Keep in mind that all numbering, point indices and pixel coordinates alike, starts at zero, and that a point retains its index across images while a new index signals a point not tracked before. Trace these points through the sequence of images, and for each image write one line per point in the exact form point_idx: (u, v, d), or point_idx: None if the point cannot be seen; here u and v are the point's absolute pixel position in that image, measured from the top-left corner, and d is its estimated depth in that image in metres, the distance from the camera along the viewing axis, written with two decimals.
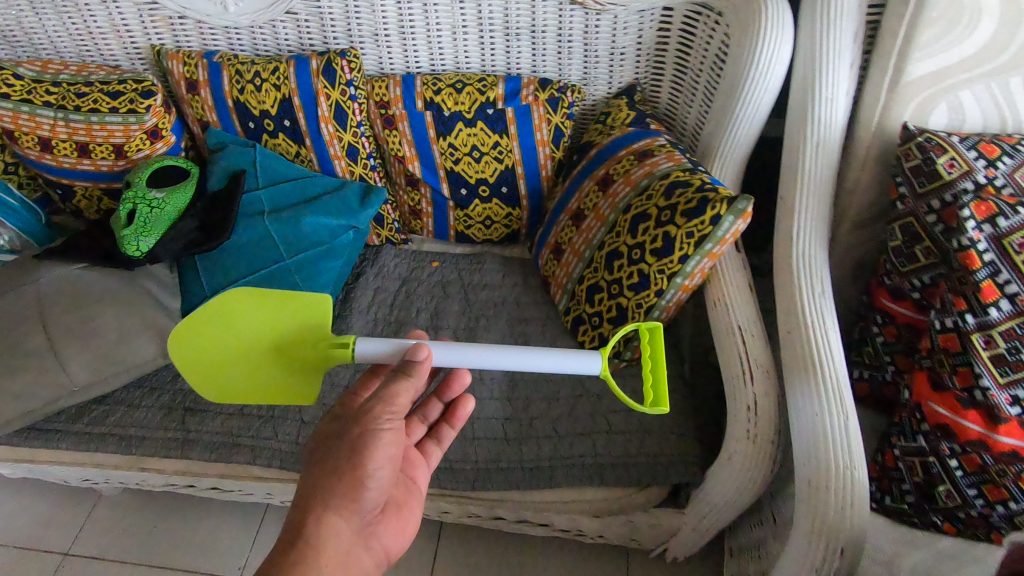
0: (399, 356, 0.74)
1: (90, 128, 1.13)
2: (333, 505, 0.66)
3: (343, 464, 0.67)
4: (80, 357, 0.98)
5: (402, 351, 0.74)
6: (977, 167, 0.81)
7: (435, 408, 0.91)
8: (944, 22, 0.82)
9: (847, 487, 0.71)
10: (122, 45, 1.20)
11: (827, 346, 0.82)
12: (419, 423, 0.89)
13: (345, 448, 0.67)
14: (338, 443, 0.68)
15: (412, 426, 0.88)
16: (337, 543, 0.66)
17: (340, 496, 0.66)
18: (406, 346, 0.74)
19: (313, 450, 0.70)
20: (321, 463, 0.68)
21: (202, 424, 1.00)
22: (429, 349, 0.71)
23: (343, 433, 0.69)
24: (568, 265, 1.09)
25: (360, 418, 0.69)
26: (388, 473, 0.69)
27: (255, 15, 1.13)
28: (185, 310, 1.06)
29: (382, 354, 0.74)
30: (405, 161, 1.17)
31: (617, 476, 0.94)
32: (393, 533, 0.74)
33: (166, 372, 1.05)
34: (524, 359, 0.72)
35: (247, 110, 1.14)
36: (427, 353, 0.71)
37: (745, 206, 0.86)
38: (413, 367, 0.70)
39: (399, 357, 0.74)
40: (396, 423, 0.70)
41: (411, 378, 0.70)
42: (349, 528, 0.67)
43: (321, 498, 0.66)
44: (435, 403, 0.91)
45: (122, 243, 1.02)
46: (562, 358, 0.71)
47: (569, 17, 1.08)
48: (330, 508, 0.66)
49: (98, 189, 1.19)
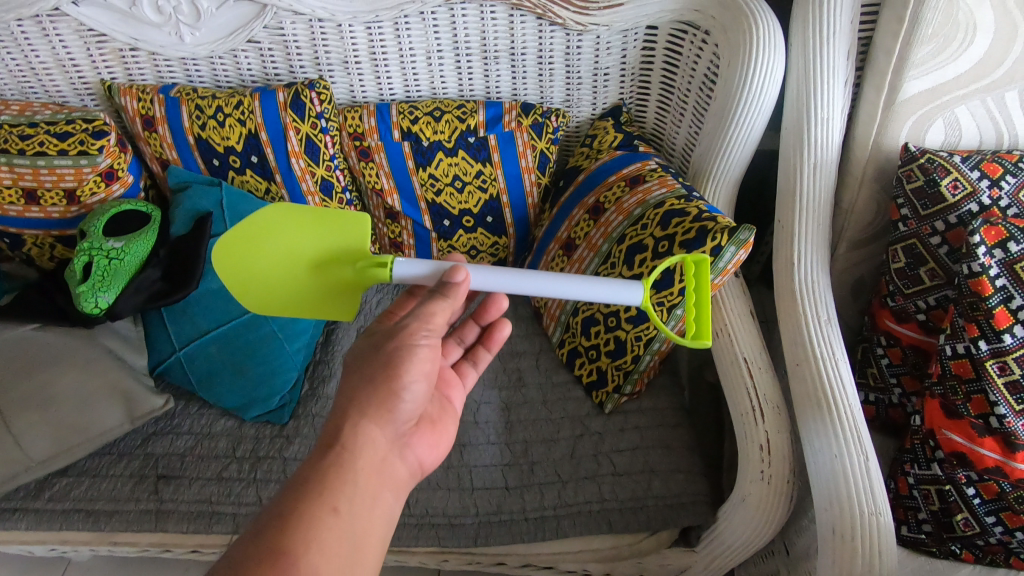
0: (436, 279, 0.68)
1: (37, 173, 1.05)
2: (369, 415, 0.63)
3: (379, 374, 0.64)
4: (38, 429, 0.90)
5: (440, 273, 0.68)
6: (981, 188, 0.79)
7: (471, 331, 0.90)
8: (937, 40, 0.80)
9: (874, 535, 0.68)
10: (69, 80, 1.11)
11: (839, 380, 0.79)
12: (454, 346, 0.88)
13: (381, 358, 0.64)
14: (375, 353, 0.65)
15: (447, 348, 0.87)
16: (372, 451, 0.63)
17: (377, 403, 0.63)
18: (443, 268, 0.68)
19: (349, 361, 0.67)
20: (360, 369, 0.66)
21: (178, 492, 0.92)
22: (467, 273, 0.66)
23: (381, 343, 0.66)
24: (560, 296, 1.04)
25: (396, 331, 0.66)
26: (424, 388, 0.66)
27: (214, 45, 1.06)
28: (155, 366, 1.01)
29: (420, 277, 0.68)
30: (383, 194, 1.12)
31: (626, 522, 0.89)
32: (428, 445, 0.70)
33: (135, 436, 0.97)
34: (566, 283, 0.65)
35: (210, 147, 1.07)
36: (465, 276, 0.65)
37: (747, 236, 0.82)
38: (451, 290, 0.65)
39: (435, 279, 0.68)
40: (433, 340, 0.66)
41: (449, 300, 0.65)
42: (385, 439, 0.64)
43: (356, 406, 0.63)
44: (472, 325, 0.90)
45: (78, 300, 0.93)
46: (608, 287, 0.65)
47: (549, 38, 1.03)
48: (365, 416, 0.63)
49: (50, 236, 1.10)
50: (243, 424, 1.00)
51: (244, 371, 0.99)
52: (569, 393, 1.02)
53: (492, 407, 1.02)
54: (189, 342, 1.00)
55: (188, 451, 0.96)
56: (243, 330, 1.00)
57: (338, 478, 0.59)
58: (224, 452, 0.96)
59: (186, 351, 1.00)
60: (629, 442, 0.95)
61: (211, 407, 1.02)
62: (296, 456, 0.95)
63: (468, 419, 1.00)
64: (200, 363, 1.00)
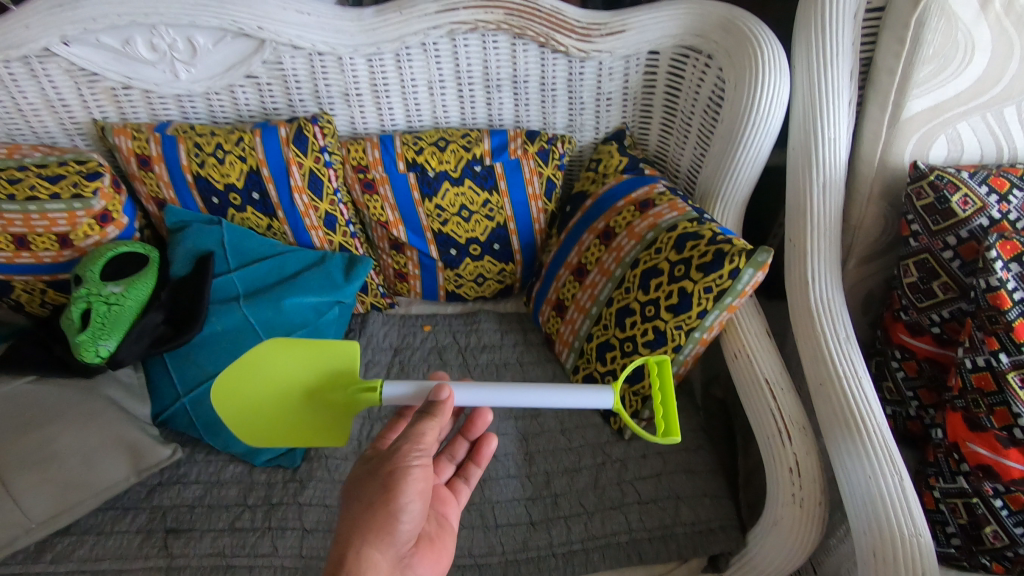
0: (421, 398, 0.71)
1: (28, 219, 1.01)
2: (369, 541, 0.59)
3: (376, 497, 0.61)
4: (39, 487, 0.86)
5: (424, 391, 0.70)
6: (991, 203, 0.81)
7: (461, 446, 0.85)
8: (938, 58, 0.81)
9: (916, 556, 0.67)
10: (59, 120, 1.09)
11: (864, 397, 0.79)
12: (447, 463, 0.83)
13: (378, 482, 0.61)
14: (370, 477, 0.62)
15: (438, 467, 0.82)
16: None
17: (377, 529, 0.59)
18: (427, 387, 0.71)
19: (346, 489, 0.64)
20: (357, 496, 0.62)
21: (190, 546, 0.87)
22: (451, 389, 0.67)
23: (377, 466, 0.63)
24: (574, 322, 1.03)
25: (388, 454, 0.63)
26: (421, 507, 0.63)
27: (211, 81, 1.04)
28: (159, 412, 0.99)
29: (404, 397, 0.70)
30: (388, 226, 1.10)
31: (656, 551, 0.87)
32: (428, 563, 0.67)
33: (139, 489, 0.93)
34: (538, 396, 0.69)
35: (209, 184, 1.04)
36: (450, 392, 0.66)
37: (766, 258, 0.82)
38: (438, 407, 0.65)
39: (421, 397, 0.70)
40: (426, 460, 0.63)
41: (436, 419, 0.64)
42: (388, 564, 0.60)
43: (357, 533, 0.59)
44: (460, 441, 0.85)
45: (79, 351, 0.91)
46: (571, 395, 0.68)
47: (552, 66, 1.03)
48: (367, 543, 0.58)
49: (41, 281, 1.06)
50: (253, 469, 0.96)
51: None
52: (587, 420, 1.01)
53: (509, 439, 0.99)
54: (194, 387, 0.97)
55: (197, 501, 0.92)
56: None
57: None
58: (236, 500, 0.92)
59: (192, 398, 0.97)
60: (652, 469, 0.94)
61: (219, 453, 0.98)
62: (312, 501, 0.91)
63: None
64: (207, 409, 0.96)
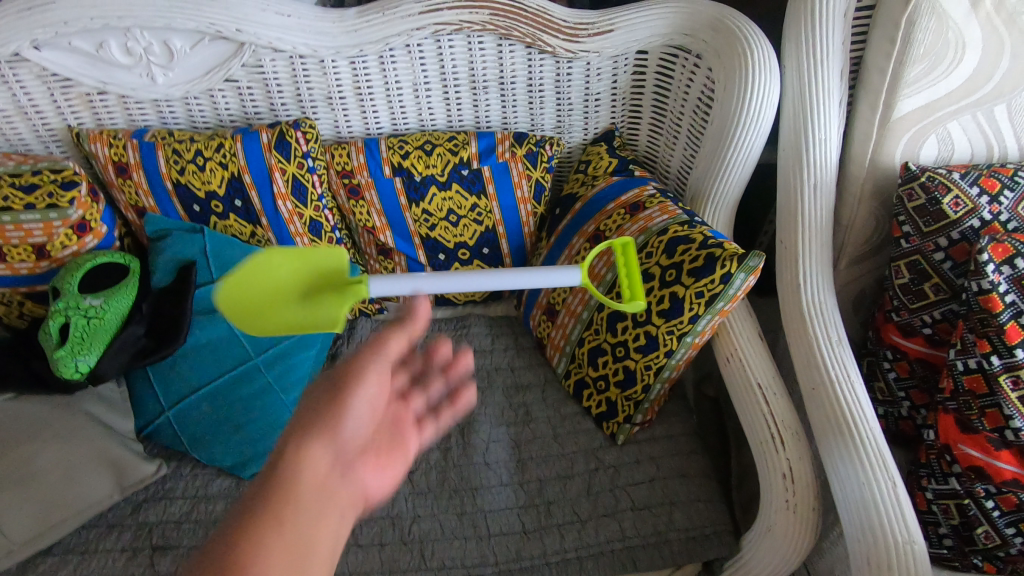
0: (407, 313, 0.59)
1: (3, 229, 0.98)
2: (310, 431, 0.52)
3: (323, 399, 0.54)
4: (20, 507, 0.83)
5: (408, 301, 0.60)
6: (982, 204, 0.81)
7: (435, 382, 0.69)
8: (929, 58, 0.79)
9: (910, 563, 0.66)
10: (33, 127, 1.06)
11: (856, 401, 0.78)
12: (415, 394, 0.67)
13: (328, 386, 0.55)
14: (321, 382, 0.56)
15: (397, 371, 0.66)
16: (309, 479, 0.50)
17: (319, 421, 0.52)
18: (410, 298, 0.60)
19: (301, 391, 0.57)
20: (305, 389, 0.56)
21: (177, 564, 0.85)
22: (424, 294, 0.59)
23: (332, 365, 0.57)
24: (565, 327, 1.01)
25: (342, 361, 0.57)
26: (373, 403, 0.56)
27: (189, 85, 1.01)
28: (144, 425, 0.97)
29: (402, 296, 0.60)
30: (375, 231, 1.09)
31: (650, 558, 0.87)
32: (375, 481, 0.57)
33: (124, 506, 0.91)
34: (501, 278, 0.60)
35: (189, 192, 1.02)
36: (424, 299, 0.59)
37: (757, 263, 0.80)
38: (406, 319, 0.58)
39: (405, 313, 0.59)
40: (383, 363, 0.57)
41: (402, 329, 0.58)
42: (328, 461, 0.52)
43: (297, 427, 0.52)
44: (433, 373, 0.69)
45: (57, 366, 0.89)
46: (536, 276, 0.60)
47: (539, 67, 1.02)
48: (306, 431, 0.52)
49: (18, 293, 1.03)
50: (241, 482, 0.94)
51: (237, 427, 0.94)
52: (579, 426, 1.00)
53: (501, 445, 0.98)
54: (179, 401, 0.96)
55: (184, 517, 0.90)
56: (237, 385, 0.96)
57: (274, 517, 0.48)
58: (224, 515, 0.90)
59: (177, 411, 0.95)
60: (646, 474, 0.93)
61: (206, 467, 0.96)
62: None
63: (478, 460, 0.96)
64: (192, 422, 0.95)
